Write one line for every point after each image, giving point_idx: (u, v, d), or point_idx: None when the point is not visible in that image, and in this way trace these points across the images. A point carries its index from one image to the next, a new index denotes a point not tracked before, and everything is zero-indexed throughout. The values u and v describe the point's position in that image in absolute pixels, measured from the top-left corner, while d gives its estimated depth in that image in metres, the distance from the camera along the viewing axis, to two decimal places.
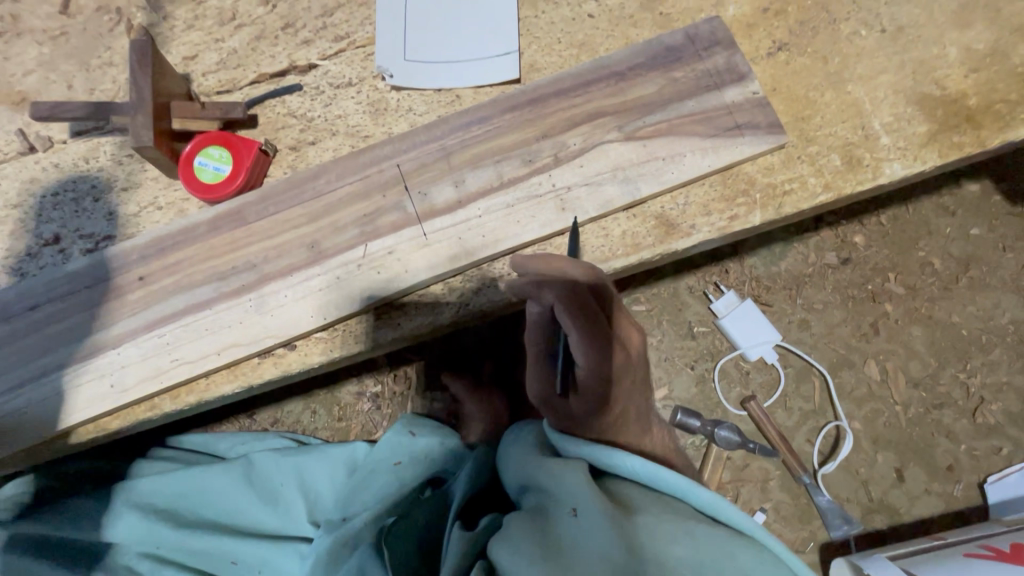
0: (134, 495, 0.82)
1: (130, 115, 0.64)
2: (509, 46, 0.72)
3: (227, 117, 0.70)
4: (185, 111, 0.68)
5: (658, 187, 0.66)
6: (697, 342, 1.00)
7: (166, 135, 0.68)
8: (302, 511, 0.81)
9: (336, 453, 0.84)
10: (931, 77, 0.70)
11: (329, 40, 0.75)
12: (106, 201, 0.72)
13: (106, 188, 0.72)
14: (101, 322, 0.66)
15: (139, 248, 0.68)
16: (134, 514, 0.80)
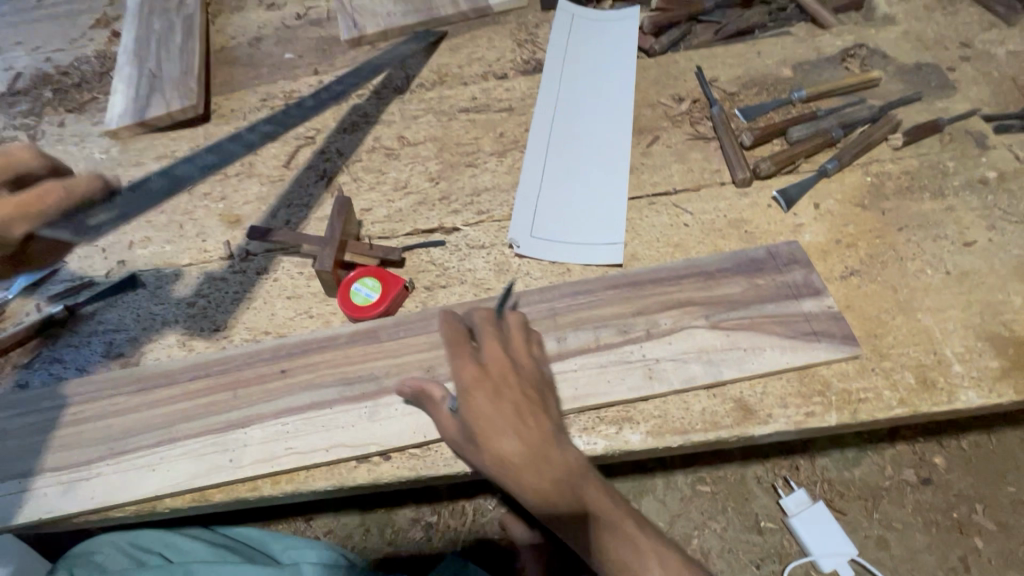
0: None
1: (321, 248, 0.85)
2: (616, 238, 0.88)
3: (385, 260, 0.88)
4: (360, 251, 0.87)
5: (739, 373, 0.74)
6: (763, 539, 0.97)
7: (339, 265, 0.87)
8: None
9: None
10: (998, 319, 0.77)
11: (473, 212, 0.95)
12: (273, 305, 0.89)
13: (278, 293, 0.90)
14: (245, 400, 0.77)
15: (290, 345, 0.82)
16: None
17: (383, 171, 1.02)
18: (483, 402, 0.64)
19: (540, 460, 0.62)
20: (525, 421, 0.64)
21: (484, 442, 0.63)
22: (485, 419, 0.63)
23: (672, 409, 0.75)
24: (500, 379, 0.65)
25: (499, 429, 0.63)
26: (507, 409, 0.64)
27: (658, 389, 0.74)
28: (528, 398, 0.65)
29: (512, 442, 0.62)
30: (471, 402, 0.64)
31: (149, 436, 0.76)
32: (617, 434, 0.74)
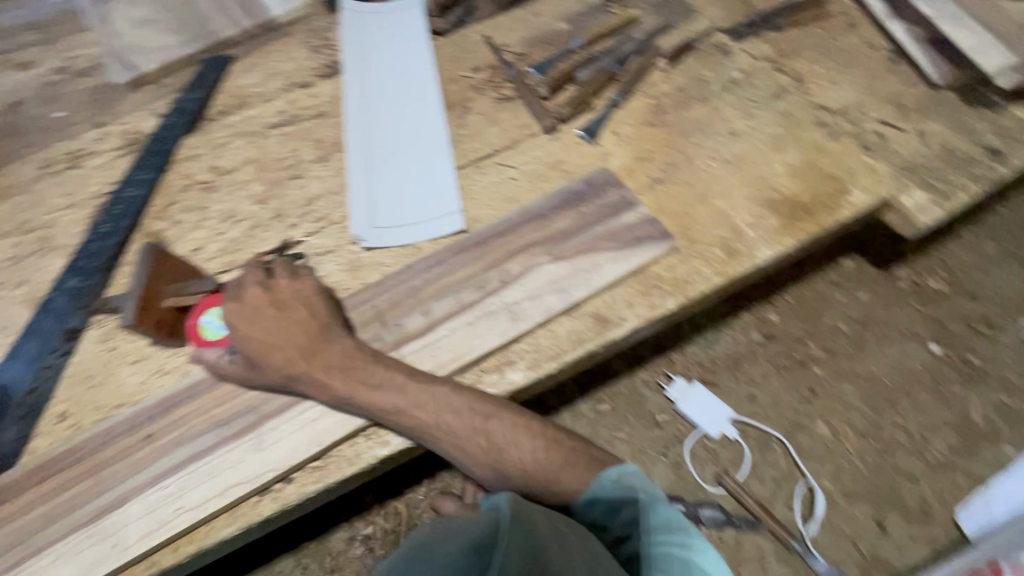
0: None
1: (127, 301, 0.75)
2: (454, 207, 0.93)
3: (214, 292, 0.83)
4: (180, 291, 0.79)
5: (587, 290, 0.83)
6: (663, 430, 1.09)
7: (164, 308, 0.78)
8: None
9: None
10: (769, 186, 0.94)
11: (312, 222, 0.94)
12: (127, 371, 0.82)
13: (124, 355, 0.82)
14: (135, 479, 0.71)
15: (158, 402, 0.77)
16: None
17: (204, 206, 0.97)
18: (250, 323, 0.73)
19: (311, 356, 0.72)
20: (292, 329, 0.73)
21: (258, 355, 0.72)
22: (252, 339, 0.72)
23: (541, 340, 0.82)
24: (259, 304, 0.73)
25: (267, 341, 0.72)
26: (270, 323, 0.73)
27: (523, 326, 0.80)
28: (290, 309, 0.74)
29: (282, 349, 0.72)
30: (240, 328, 0.73)
31: (9, 555, 0.68)
32: (501, 379, 0.79)
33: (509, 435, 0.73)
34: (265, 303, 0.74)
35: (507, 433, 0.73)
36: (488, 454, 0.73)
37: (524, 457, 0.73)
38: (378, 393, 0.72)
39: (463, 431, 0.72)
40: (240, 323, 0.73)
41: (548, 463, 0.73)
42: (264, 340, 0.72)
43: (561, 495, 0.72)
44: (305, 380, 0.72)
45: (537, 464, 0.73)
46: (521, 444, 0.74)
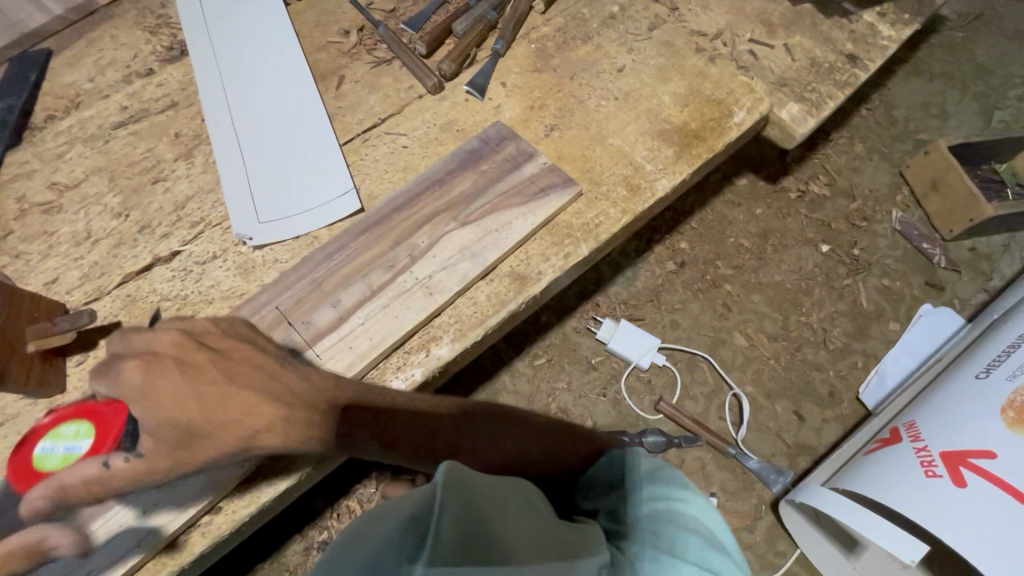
0: None
1: None
2: (346, 186, 0.86)
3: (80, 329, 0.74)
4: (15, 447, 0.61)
5: (500, 251, 0.81)
6: (599, 371, 1.12)
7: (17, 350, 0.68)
8: None
9: None
10: (660, 118, 0.95)
11: (186, 228, 0.84)
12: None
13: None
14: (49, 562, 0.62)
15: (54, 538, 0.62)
16: None
17: (51, 230, 0.83)
18: (182, 383, 0.60)
19: (275, 393, 0.63)
20: (239, 372, 0.62)
21: (211, 415, 0.60)
22: (196, 396, 0.60)
23: (462, 309, 0.79)
24: (185, 354, 0.61)
25: (213, 396, 0.60)
26: (213, 374, 0.61)
27: (441, 300, 0.77)
28: (227, 352, 0.63)
29: (238, 399, 0.61)
30: (169, 393, 0.59)
31: None
32: (428, 357, 0.77)
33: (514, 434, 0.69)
34: (192, 354, 0.61)
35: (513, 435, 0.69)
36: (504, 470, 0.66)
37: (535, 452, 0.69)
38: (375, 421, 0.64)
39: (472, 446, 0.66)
40: (167, 386, 0.59)
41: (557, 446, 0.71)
42: (211, 395, 0.60)
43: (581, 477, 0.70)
44: (280, 424, 0.62)
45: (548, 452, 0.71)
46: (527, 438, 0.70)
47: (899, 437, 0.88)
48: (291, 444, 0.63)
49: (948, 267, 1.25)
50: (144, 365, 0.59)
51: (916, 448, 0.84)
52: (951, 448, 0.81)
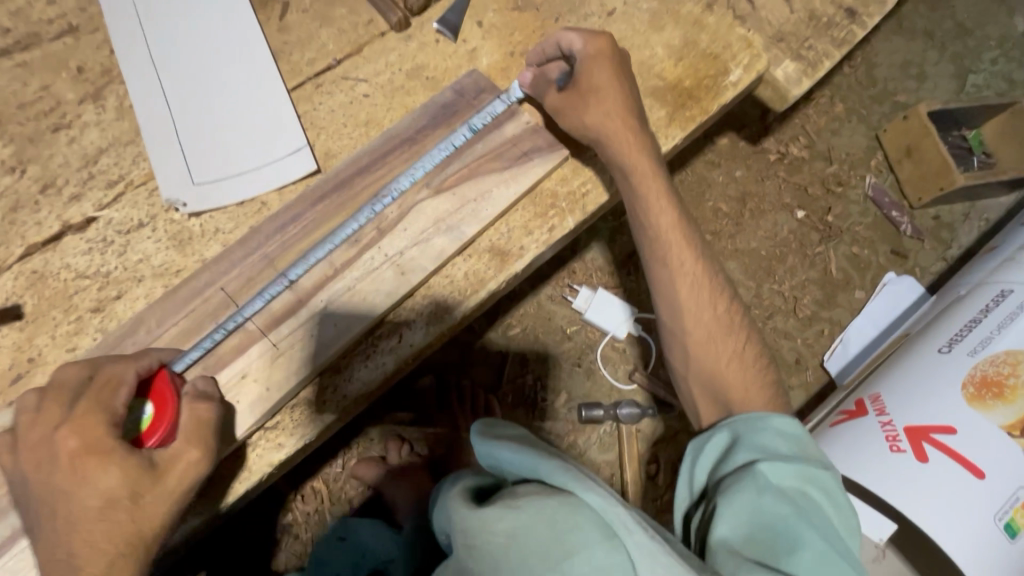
0: None
1: None
2: (298, 142, 0.74)
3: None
4: (109, 403, 0.55)
5: (480, 224, 0.72)
6: (574, 341, 1.09)
7: None
8: None
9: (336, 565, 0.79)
10: (652, 73, 0.87)
11: (102, 188, 0.70)
12: (65, 535, 0.53)
13: (50, 513, 0.54)
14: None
15: (171, 477, 0.55)
16: None
17: None
18: (600, 74, 0.72)
19: (620, 118, 0.72)
20: (628, 89, 0.73)
21: (582, 101, 0.73)
22: (593, 82, 0.72)
23: (437, 290, 0.72)
24: (603, 51, 0.72)
25: (602, 89, 0.72)
26: (601, 79, 0.72)
27: (414, 280, 0.69)
28: (623, 71, 0.73)
29: (606, 98, 0.72)
30: (593, 76, 0.72)
31: None
32: (400, 343, 0.69)
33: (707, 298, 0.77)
34: (605, 54, 0.72)
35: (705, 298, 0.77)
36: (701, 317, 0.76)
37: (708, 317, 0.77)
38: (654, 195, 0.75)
39: (684, 271, 0.77)
40: (589, 62, 0.72)
41: (720, 334, 0.77)
42: (593, 91, 0.72)
43: (721, 370, 0.76)
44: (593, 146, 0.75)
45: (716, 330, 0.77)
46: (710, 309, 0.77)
47: (864, 410, 0.90)
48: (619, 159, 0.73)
49: (913, 235, 1.26)
50: (603, 33, 0.73)
51: (881, 422, 0.86)
52: (915, 422, 0.83)
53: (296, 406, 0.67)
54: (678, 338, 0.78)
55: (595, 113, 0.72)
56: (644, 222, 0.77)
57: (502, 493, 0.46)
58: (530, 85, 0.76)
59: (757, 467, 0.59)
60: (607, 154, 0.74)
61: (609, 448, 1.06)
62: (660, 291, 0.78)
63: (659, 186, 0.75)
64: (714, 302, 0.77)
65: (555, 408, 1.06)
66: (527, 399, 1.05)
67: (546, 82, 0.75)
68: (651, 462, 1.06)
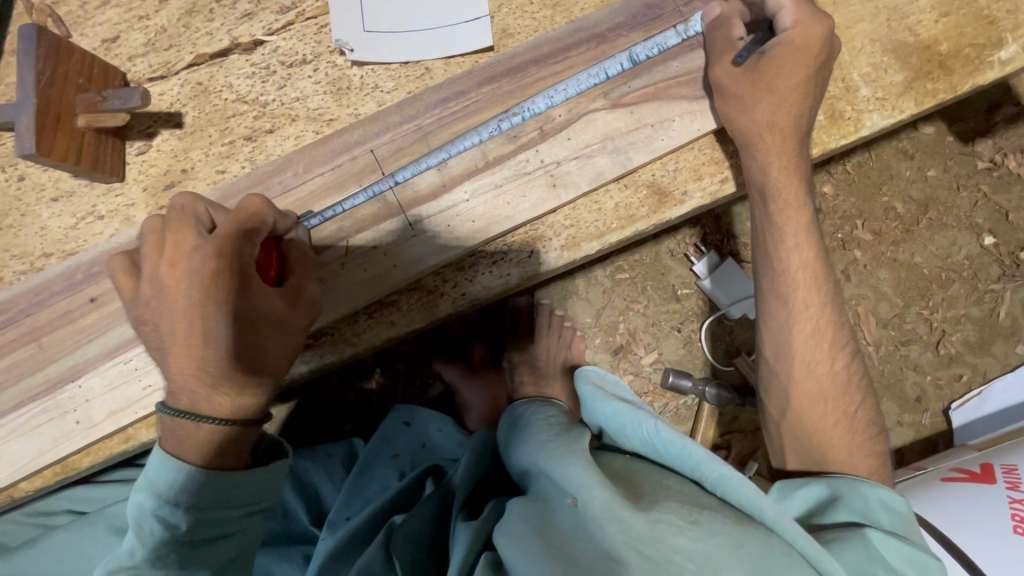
0: (114, 509, 0.65)
1: (14, 110, 0.54)
2: (478, 10, 0.66)
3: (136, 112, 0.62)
4: (251, 233, 0.51)
5: (649, 155, 0.63)
6: (681, 305, 1.02)
7: (51, 124, 0.54)
8: (388, 474, 0.77)
9: (396, 445, 0.81)
10: (904, 24, 0.70)
11: (274, 11, 0.66)
12: (188, 359, 0.49)
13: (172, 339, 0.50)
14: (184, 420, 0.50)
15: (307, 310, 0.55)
16: (109, 536, 0.63)
17: None
18: (791, 74, 0.58)
19: (783, 137, 0.60)
20: (808, 105, 0.60)
21: (749, 99, 0.59)
22: (774, 84, 0.59)
23: (584, 214, 0.66)
24: (811, 49, 0.58)
25: (778, 96, 0.59)
26: (786, 84, 0.59)
27: (565, 197, 0.63)
28: (814, 85, 0.60)
29: (782, 98, 0.59)
30: (783, 75, 0.58)
31: None
32: (530, 258, 0.66)
33: (827, 351, 0.63)
34: (809, 54, 0.58)
35: (821, 349, 0.63)
36: (812, 368, 0.62)
37: (815, 367, 0.62)
38: (799, 213, 0.62)
39: (815, 303, 0.63)
40: (786, 57, 0.58)
41: (831, 389, 0.62)
42: (768, 93, 0.59)
43: (819, 427, 0.62)
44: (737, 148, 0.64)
45: (828, 385, 0.62)
46: (816, 360, 0.62)
47: (991, 478, 0.76)
48: (775, 168, 0.61)
49: None
50: (828, 24, 0.57)
51: (1007, 497, 0.72)
52: None
53: (417, 290, 0.66)
54: (777, 383, 0.64)
55: (761, 117, 0.59)
56: (778, 243, 0.63)
57: (650, 499, 0.50)
58: (709, 33, 0.62)
59: (862, 532, 0.53)
60: (762, 147, 0.61)
61: (683, 420, 1.02)
62: (769, 327, 0.65)
63: (802, 218, 0.62)
64: (832, 355, 0.63)
65: (640, 363, 1.02)
66: (614, 346, 1.02)
67: (728, 43, 0.60)
68: (720, 448, 1.01)
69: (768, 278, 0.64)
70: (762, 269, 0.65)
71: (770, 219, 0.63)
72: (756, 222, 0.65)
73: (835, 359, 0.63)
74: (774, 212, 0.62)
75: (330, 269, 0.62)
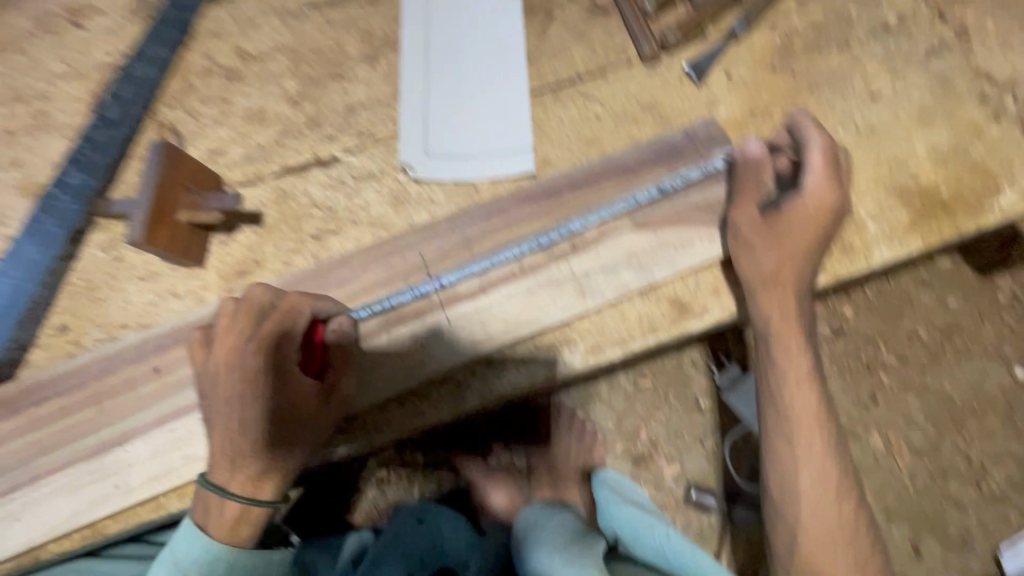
0: None
1: (134, 206, 0.66)
2: (524, 144, 0.77)
3: (227, 211, 0.72)
4: (288, 335, 0.59)
5: (671, 272, 0.70)
6: (704, 416, 1.01)
7: (157, 217, 0.66)
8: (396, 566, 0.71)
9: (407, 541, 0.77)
10: (906, 171, 0.77)
11: (353, 136, 0.79)
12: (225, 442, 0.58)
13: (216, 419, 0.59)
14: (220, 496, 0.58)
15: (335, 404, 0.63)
16: None
17: (228, 100, 0.81)
18: (803, 227, 0.64)
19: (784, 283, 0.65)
20: (813, 255, 0.66)
21: (760, 245, 0.65)
22: (785, 234, 0.65)
23: (608, 322, 0.70)
24: (823, 211, 0.64)
25: (787, 244, 0.65)
26: (795, 235, 0.65)
27: (592, 305, 0.69)
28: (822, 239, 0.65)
29: (792, 245, 0.65)
30: (794, 228, 0.64)
31: (5, 480, 0.64)
32: (556, 360, 0.70)
33: (834, 497, 0.63)
34: (820, 215, 0.64)
35: (828, 496, 0.63)
36: (818, 515, 0.63)
37: (822, 514, 0.63)
38: (801, 357, 0.65)
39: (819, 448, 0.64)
40: (800, 214, 0.64)
41: (840, 538, 0.63)
42: (779, 241, 0.65)
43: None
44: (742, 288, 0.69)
45: (836, 534, 0.63)
46: (824, 506, 0.63)
47: None
48: (778, 311, 0.65)
49: None
50: (841, 192, 0.64)
51: None
52: None
53: (446, 382, 0.69)
54: (785, 527, 0.65)
55: (768, 263, 0.65)
56: (781, 385, 0.66)
57: None
58: (739, 168, 0.68)
59: None
60: (766, 296, 0.66)
61: (706, 542, 0.99)
62: (774, 468, 0.66)
63: (802, 363, 0.66)
64: (838, 502, 0.64)
65: (662, 475, 1.00)
66: (635, 454, 1.01)
67: (756, 187, 0.67)
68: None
69: (773, 416, 0.66)
70: (766, 408, 0.67)
71: (774, 361, 0.66)
72: (757, 361, 0.69)
73: (842, 505, 0.64)
74: (775, 355, 0.66)
75: (367, 358, 0.67)
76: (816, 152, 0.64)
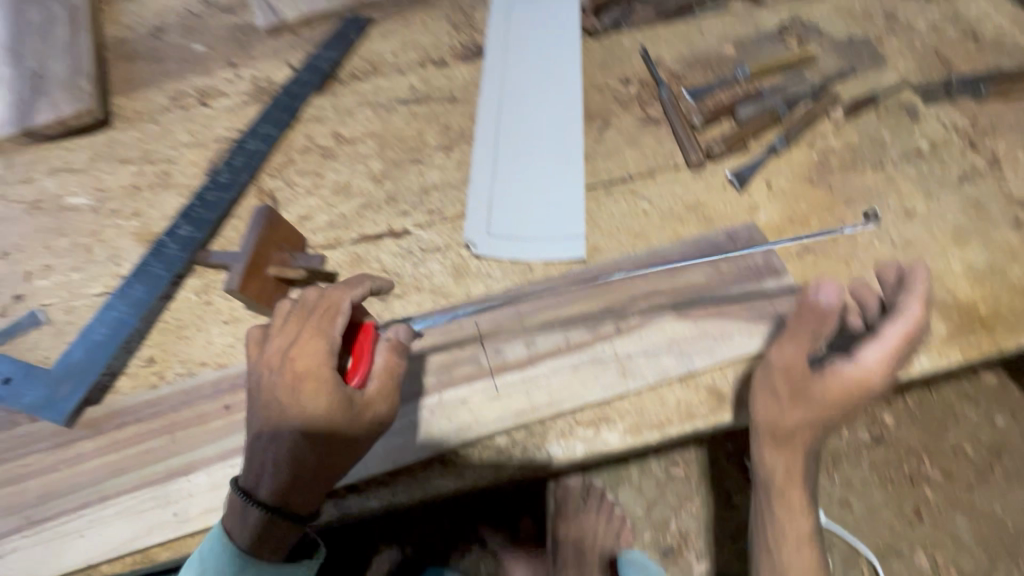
0: None
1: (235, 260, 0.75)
2: (577, 231, 0.85)
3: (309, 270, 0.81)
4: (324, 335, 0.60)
5: (710, 361, 0.73)
6: (737, 513, 0.99)
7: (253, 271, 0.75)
8: None
9: None
10: (942, 285, 0.81)
11: (424, 213, 0.89)
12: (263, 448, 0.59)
13: (258, 420, 0.60)
14: (252, 507, 0.59)
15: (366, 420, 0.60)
16: None
17: (320, 174, 0.93)
18: (840, 401, 0.63)
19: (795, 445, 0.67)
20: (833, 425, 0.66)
21: (790, 401, 0.65)
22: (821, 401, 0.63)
23: (648, 405, 0.73)
24: (861, 394, 0.63)
25: (817, 408, 0.64)
26: (826, 407, 0.64)
27: (633, 385, 0.73)
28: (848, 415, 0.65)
29: (816, 410, 0.64)
30: (829, 399, 0.63)
31: (74, 497, 0.69)
32: (595, 437, 0.72)
33: None
34: (857, 398, 0.63)
35: None
36: None
37: None
38: (800, 517, 0.70)
39: None
40: (843, 391, 0.63)
41: None
42: (810, 406, 0.64)
43: None
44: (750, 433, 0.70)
45: None
46: None
47: None
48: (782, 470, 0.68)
49: None
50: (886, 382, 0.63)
51: None
52: None
53: (489, 447, 0.72)
54: None
55: (790, 422, 0.65)
56: (778, 543, 0.70)
57: None
58: (805, 307, 0.65)
59: None
60: (773, 454, 0.68)
61: None
62: None
63: (801, 524, 0.70)
64: None
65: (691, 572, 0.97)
66: (664, 546, 0.99)
67: (812, 340, 0.65)
68: None
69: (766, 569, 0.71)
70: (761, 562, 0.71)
71: (772, 518, 0.70)
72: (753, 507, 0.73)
73: None
74: (773, 514, 0.70)
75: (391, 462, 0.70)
76: (895, 328, 0.62)
